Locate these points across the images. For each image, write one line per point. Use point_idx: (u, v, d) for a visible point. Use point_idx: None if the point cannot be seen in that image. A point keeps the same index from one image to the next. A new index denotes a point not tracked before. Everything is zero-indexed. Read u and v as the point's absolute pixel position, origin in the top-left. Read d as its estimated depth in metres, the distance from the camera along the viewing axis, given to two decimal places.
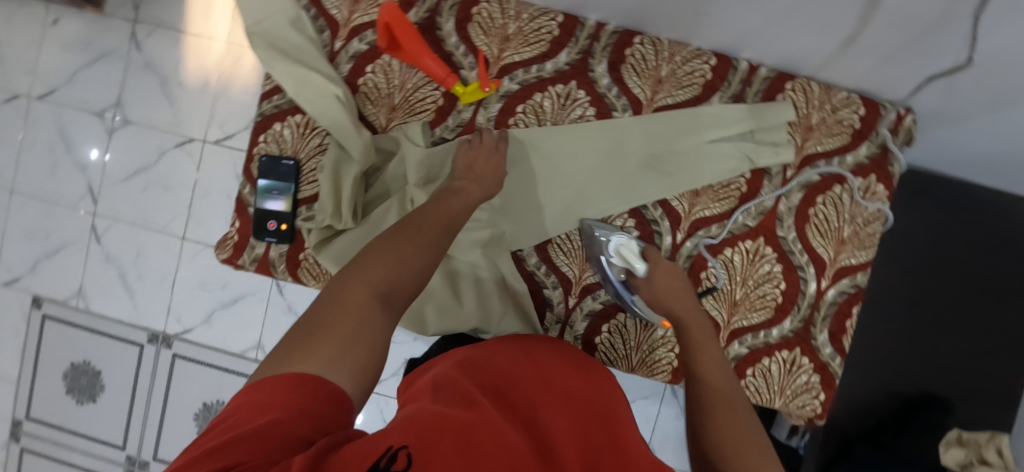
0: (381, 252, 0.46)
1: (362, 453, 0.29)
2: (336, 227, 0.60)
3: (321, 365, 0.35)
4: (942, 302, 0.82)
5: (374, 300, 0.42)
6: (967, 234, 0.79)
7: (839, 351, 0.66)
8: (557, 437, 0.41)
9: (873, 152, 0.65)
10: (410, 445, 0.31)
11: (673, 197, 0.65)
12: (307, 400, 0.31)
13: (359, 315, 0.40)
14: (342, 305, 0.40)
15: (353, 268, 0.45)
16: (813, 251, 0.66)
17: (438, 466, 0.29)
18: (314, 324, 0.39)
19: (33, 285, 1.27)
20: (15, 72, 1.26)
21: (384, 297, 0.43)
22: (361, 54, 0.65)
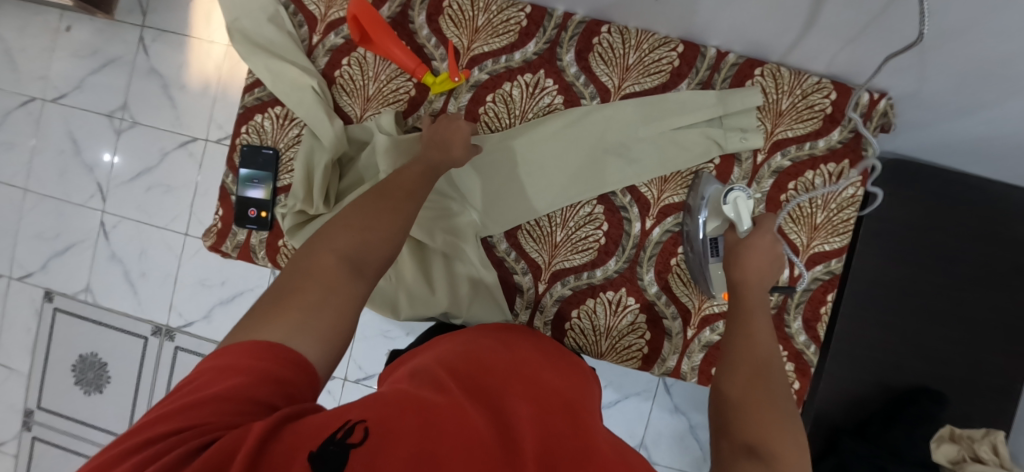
0: (348, 225, 0.47)
1: (320, 426, 0.31)
2: (309, 212, 0.62)
3: (284, 331, 0.37)
4: (930, 295, 0.78)
5: (341, 266, 0.43)
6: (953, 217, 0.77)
7: (814, 338, 0.65)
8: (525, 406, 0.41)
9: (846, 137, 0.64)
10: (369, 419, 0.32)
11: (641, 183, 0.65)
12: (269, 365, 0.34)
13: (324, 284, 0.41)
14: (311, 271, 0.42)
15: (321, 240, 0.46)
16: (786, 238, 0.66)
17: (394, 437, 0.30)
18: (284, 291, 0.41)
19: (45, 280, 1.33)
20: (30, 78, 1.33)
21: (353, 264, 0.44)
22: (337, 47, 0.67)
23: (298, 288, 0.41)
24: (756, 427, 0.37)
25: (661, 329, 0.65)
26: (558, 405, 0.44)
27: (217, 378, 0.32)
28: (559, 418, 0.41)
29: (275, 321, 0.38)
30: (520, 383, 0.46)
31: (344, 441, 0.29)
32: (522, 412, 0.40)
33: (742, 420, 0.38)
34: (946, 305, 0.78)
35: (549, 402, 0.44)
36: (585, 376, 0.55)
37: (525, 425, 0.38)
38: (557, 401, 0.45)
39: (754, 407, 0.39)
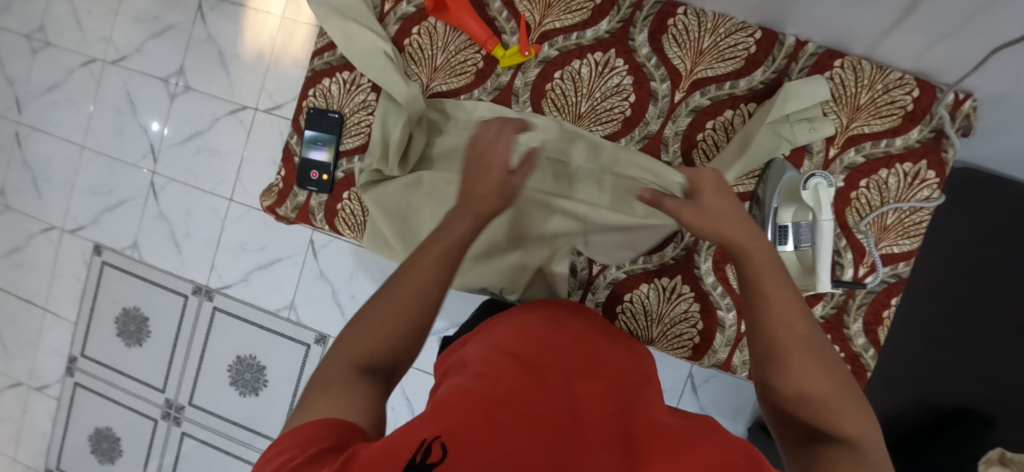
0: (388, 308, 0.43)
1: (395, 447, 0.29)
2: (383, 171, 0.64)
3: (330, 408, 0.35)
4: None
5: (354, 368, 0.39)
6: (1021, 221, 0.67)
7: (873, 342, 0.63)
8: (587, 386, 0.40)
9: (925, 136, 0.62)
10: (441, 434, 0.31)
11: (706, 171, 0.64)
12: (326, 432, 0.32)
13: (357, 378, 0.38)
14: (323, 379, 0.38)
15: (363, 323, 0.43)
16: (854, 237, 0.64)
17: (472, 451, 0.30)
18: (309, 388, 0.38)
19: (95, 234, 1.38)
20: (93, 38, 1.38)
21: (365, 367, 0.40)
22: (408, 16, 0.68)
23: (320, 390, 0.37)
24: (834, 423, 0.32)
25: (714, 320, 0.64)
26: (619, 384, 0.43)
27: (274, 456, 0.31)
28: (622, 397, 0.41)
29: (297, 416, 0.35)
30: (575, 358, 0.44)
31: (425, 462, 0.28)
32: (586, 393, 0.39)
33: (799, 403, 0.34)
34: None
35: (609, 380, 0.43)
36: (634, 345, 0.54)
37: (591, 408, 0.37)
38: (617, 378, 0.44)
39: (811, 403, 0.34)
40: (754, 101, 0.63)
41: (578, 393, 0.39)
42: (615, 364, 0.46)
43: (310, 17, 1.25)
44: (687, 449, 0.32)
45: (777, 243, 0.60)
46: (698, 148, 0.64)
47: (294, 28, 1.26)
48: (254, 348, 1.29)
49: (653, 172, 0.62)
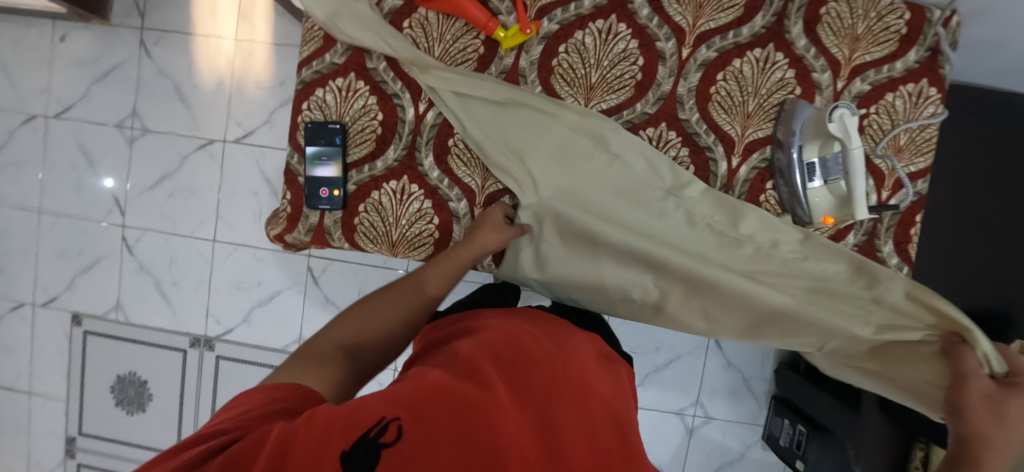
0: (365, 311, 0.53)
1: (355, 420, 0.34)
2: (509, 171, 0.63)
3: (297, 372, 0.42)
4: (994, 208, 0.77)
5: (341, 348, 0.47)
6: (1000, 139, 0.77)
7: (906, 260, 0.65)
8: (568, 416, 0.41)
9: (923, 55, 0.63)
10: (402, 416, 0.35)
11: (724, 121, 0.64)
12: (285, 393, 0.38)
13: (327, 358, 0.45)
14: (313, 350, 0.46)
15: (342, 320, 0.52)
16: (872, 164, 0.65)
17: (420, 443, 0.33)
18: (299, 355, 0.46)
19: (71, 303, 1.28)
20: (29, 93, 1.26)
21: (350, 350, 0.48)
22: (397, 10, 0.64)
23: (307, 361, 0.44)
24: None
25: None
26: (601, 420, 0.42)
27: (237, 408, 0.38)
28: (600, 436, 0.40)
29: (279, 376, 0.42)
30: (567, 384, 0.45)
31: (377, 441, 0.33)
32: (564, 424, 0.39)
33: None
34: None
35: (593, 413, 0.43)
36: (623, 381, 0.53)
37: (563, 442, 0.37)
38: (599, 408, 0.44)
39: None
40: (759, 47, 0.64)
41: (556, 420, 0.39)
42: (599, 395, 0.46)
43: (266, 36, 1.19)
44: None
45: (806, 181, 0.61)
46: (712, 101, 0.64)
47: (252, 50, 1.20)
48: None
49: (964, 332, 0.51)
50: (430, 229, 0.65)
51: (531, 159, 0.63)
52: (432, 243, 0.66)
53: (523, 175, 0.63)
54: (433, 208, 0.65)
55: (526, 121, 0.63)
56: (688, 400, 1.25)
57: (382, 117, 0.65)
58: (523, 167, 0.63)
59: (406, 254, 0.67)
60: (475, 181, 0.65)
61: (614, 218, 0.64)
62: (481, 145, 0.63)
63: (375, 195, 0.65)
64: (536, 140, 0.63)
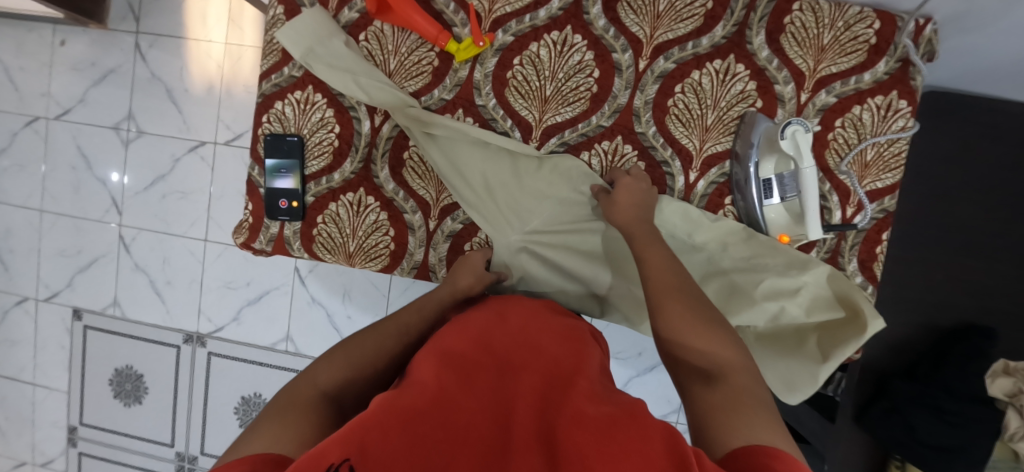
0: (336, 358, 0.50)
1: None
2: (474, 207, 0.63)
3: (272, 434, 0.36)
4: (962, 219, 0.77)
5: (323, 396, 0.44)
6: (984, 151, 0.76)
7: (870, 279, 0.63)
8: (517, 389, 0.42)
9: (893, 67, 0.61)
10: (353, 457, 0.28)
11: (682, 135, 0.63)
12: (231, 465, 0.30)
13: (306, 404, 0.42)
14: (293, 401, 0.42)
15: (313, 372, 0.48)
16: (836, 179, 0.63)
17: None
18: (267, 415, 0.40)
19: (72, 299, 1.33)
20: (31, 96, 1.31)
21: (334, 397, 0.45)
22: (353, 23, 0.64)
23: (289, 413, 0.40)
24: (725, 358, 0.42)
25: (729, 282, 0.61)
26: (552, 379, 0.44)
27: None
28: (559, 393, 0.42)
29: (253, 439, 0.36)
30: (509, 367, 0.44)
31: None
32: (517, 398, 0.41)
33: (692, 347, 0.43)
34: (985, 237, 0.77)
35: (542, 377, 0.45)
36: (573, 326, 0.57)
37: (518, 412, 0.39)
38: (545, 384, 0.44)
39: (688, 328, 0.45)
40: (718, 58, 0.62)
41: (508, 396, 0.41)
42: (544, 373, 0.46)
43: (254, 39, 1.21)
44: (600, 437, 0.33)
45: (763, 198, 0.59)
46: (670, 114, 0.63)
47: (241, 53, 1.22)
48: (260, 385, 1.26)
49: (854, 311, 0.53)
50: (386, 240, 0.66)
51: (501, 195, 0.63)
52: (388, 254, 0.66)
53: (495, 214, 0.63)
54: (389, 220, 0.66)
55: (501, 157, 0.63)
56: (670, 406, 1.25)
57: (338, 129, 0.65)
58: (493, 203, 0.63)
59: (363, 265, 0.67)
60: (430, 193, 0.65)
61: (580, 247, 0.63)
62: (454, 184, 0.62)
63: (333, 206, 0.66)
64: (507, 176, 0.63)
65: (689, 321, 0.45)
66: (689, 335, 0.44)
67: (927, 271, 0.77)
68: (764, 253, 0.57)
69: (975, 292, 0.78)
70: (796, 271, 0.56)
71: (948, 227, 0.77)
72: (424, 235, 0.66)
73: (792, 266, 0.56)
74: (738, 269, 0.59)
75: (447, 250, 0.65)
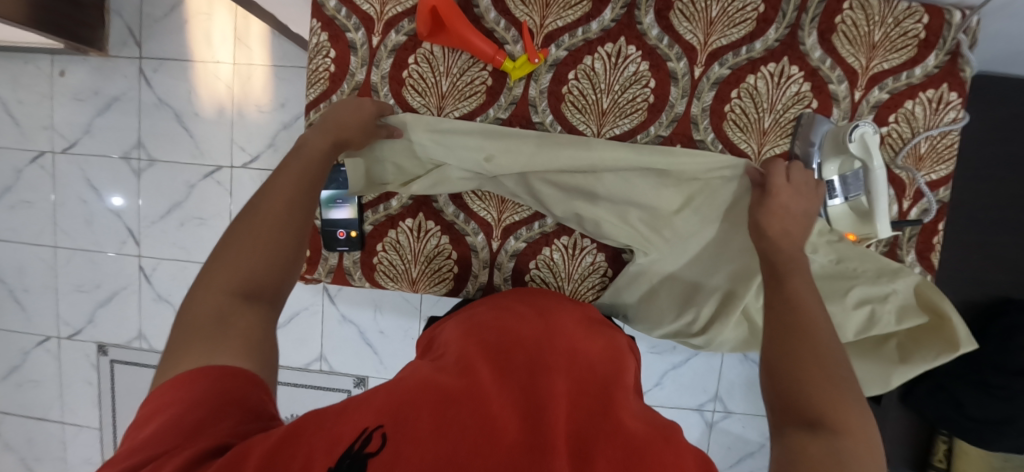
0: (243, 236, 0.45)
1: (339, 436, 0.32)
2: (607, 231, 0.60)
3: (201, 358, 0.37)
4: (999, 199, 0.79)
5: (234, 295, 0.41)
6: (1018, 132, 0.77)
7: (928, 268, 0.65)
8: (553, 382, 0.42)
9: (942, 60, 0.61)
10: (385, 423, 0.33)
11: (740, 140, 0.63)
12: (195, 389, 0.34)
13: (220, 310, 0.40)
14: (202, 313, 0.40)
15: (219, 258, 0.44)
16: (891, 174, 0.64)
17: (413, 439, 0.32)
18: (185, 333, 0.39)
19: (94, 335, 1.30)
20: (35, 130, 1.26)
21: (247, 292, 0.42)
22: (401, 45, 0.63)
23: (201, 330, 0.38)
24: (828, 388, 0.37)
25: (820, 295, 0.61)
26: (588, 386, 0.44)
27: (157, 412, 0.34)
28: (592, 401, 0.42)
29: (186, 356, 0.37)
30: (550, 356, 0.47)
31: (362, 452, 0.31)
32: (552, 391, 0.40)
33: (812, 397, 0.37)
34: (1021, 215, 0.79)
35: (579, 384, 0.44)
36: (612, 343, 0.56)
37: (553, 403, 0.38)
38: (587, 376, 0.46)
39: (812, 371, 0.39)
40: (772, 61, 0.62)
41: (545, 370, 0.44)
42: (587, 367, 0.47)
43: (263, 58, 1.18)
44: (627, 443, 0.34)
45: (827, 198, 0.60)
46: (727, 120, 0.63)
47: (251, 73, 1.18)
48: (299, 404, 1.28)
49: (944, 324, 0.56)
50: (449, 263, 0.66)
51: (636, 221, 0.59)
52: (452, 278, 0.66)
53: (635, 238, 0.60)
54: (451, 243, 0.65)
55: (625, 183, 0.58)
56: (707, 396, 1.26)
57: None
58: (628, 226, 0.60)
59: (427, 289, 0.67)
60: (491, 214, 0.65)
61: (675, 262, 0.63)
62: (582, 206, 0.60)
63: (392, 233, 0.66)
64: (638, 197, 0.58)
65: (812, 371, 0.39)
66: (796, 346, 0.40)
67: (964, 251, 0.80)
68: (853, 258, 0.59)
69: (1013, 268, 0.79)
70: (886, 279, 0.58)
71: (987, 207, 0.79)
72: (488, 256, 0.66)
73: (882, 275, 0.58)
74: (826, 274, 0.60)
75: (511, 269, 0.66)
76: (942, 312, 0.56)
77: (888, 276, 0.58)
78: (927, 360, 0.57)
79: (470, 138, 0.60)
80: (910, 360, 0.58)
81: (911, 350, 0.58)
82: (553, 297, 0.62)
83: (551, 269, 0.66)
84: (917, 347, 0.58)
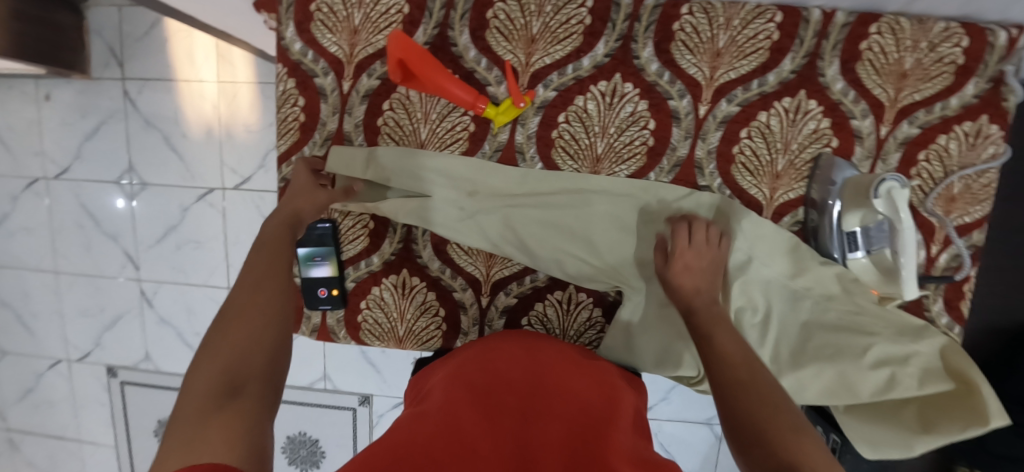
0: (240, 319, 0.43)
1: None
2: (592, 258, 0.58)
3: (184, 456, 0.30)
4: None
5: (219, 391, 0.36)
6: None
7: (958, 320, 0.58)
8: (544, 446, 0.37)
9: (983, 88, 0.53)
10: None
11: (749, 185, 0.57)
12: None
13: (214, 388, 0.36)
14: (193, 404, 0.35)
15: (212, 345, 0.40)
16: (919, 217, 0.57)
17: None
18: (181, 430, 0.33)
19: (103, 357, 1.32)
20: (27, 156, 1.25)
21: (233, 385, 0.37)
22: (374, 90, 0.58)
23: (187, 435, 0.32)
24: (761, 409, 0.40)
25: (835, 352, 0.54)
26: (584, 438, 0.39)
27: None
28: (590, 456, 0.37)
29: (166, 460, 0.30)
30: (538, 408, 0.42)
31: None
32: None
33: (784, 449, 0.36)
34: None
35: (572, 436, 0.40)
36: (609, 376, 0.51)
37: None
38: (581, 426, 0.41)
39: (782, 428, 0.38)
40: (787, 96, 0.55)
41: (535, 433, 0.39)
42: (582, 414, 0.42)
43: (247, 75, 1.12)
44: None
45: (847, 251, 0.55)
46: (736, 163, 0.57)
47: (236, 91, 1.14)
48: (305, 422, 1.29)
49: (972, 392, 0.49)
50: (438, 320, 0.62)
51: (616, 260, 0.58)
52: (441, 335, 0.63)
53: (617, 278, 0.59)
54: (438, 300, 0.62)
55: (605, 210, 0.58)
56: None
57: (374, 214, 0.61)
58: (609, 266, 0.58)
59: (415, 348, 0.64)
60: (479, 268, 0.61)
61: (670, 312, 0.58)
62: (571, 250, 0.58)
63: (376, 290, 0.62)
64: (618, 227, 0.58)
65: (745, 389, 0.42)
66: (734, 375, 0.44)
67: None
68: (872, 317, 0.54)
69: None
70: (909, 338, 0.52)
71: None
72: (477, 312, 0.62)
73: (905, 333, 0.53)
74: (842, 325, 0.55)
75: (502, 325, 0.62)
76: (970, 379, 0.49)
77: (910, 336, 0.52)
78: (952, 432, 0.50)
79: (454, 177, 0.59)
80: (933, 431, 0.51)
81: (935, 422, 0.51)
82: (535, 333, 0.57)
83: (544, 325, 0.62)
84: (942, 419, 0.51)
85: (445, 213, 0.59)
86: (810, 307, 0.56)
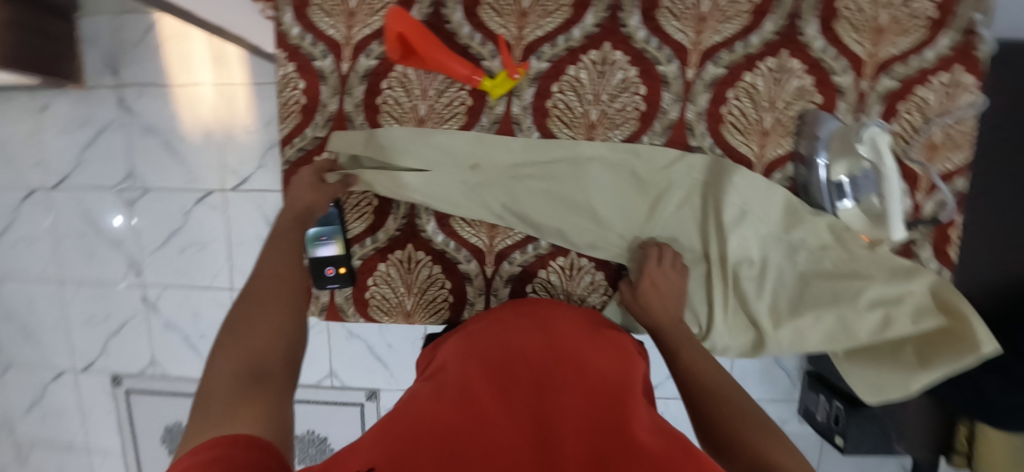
0: (260, 308, 0.44)
1: None
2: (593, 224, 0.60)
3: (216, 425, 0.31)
4: None
5: (243, 375, 0.37)
6: None
7: (947, 263, 0.61)
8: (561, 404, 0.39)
9: (956, 39, 0.55)
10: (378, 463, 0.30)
11: (740, 143, 0.59)
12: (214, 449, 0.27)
13: (239, 367, 0.37)
14: (214, 379, 0.36)
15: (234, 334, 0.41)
16: (903, 167, 0.60)
17: None
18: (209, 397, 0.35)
19: (109, 365, 1.32)
20: (26, 168, 1.25)
21: (257, 371, 0.37)
22: (372, 70, 0.60)
23: (219, 404, 0.33)
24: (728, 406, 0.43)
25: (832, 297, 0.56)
26: (600, 396, 0.40)
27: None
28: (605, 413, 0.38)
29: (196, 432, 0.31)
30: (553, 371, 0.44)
31: None
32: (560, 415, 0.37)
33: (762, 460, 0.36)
34: None
35: (588, 394, 0.41)
36: (622, 345, 0.52)
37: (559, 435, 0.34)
38: (596, 385, 0.42)
39: (753, 429, 0.40)
40: (771, 56, 0.57)
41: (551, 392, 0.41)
42: (597, 375, 0.44)
43: (242, 76, 1.14)
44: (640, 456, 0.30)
45: (836, 201, 0.57)
46: (725, 123, 0.59)
47: (232, 93, 1.15)
48: (314, 420, 1.30)
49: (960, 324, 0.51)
50: (444, 293, 0.64)
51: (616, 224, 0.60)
52: (448, 307, 0.64)
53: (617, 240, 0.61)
54: (443, 272, 0.63)
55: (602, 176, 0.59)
56: None
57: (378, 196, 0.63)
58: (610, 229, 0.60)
59: (424, 321, 0.65)
60: (482, 239, 0.63)
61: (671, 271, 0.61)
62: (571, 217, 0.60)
63: (383, 266, 0.64)
64: (616, 192, 0.60)
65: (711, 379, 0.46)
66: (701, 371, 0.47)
67: None
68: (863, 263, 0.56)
69: None
70: (901, 279, 0.54)
71: None
72: (483, 282, 0.64)
73: (897, 274, 0.54)
74: (837, 273, 0.57)
75: (508, 294, 0.64)
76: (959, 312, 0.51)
77: (902, 277, 0.54)
78: (947, 364, 0.52)
79: (453, 151, 0.60)
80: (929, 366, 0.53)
81: (931, 358, 0.53)
82: (549, 302, 0.59)
83: (548, 291, 0.64)
84: (937, 354, 0.53)
85: (449, 188, 0.60)
86: (805, 258, 0.58)
